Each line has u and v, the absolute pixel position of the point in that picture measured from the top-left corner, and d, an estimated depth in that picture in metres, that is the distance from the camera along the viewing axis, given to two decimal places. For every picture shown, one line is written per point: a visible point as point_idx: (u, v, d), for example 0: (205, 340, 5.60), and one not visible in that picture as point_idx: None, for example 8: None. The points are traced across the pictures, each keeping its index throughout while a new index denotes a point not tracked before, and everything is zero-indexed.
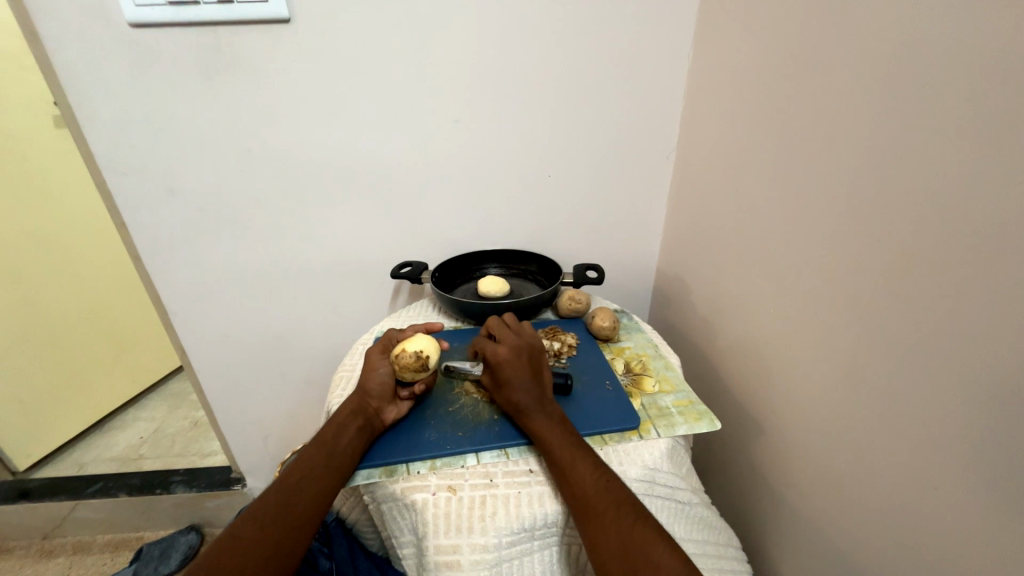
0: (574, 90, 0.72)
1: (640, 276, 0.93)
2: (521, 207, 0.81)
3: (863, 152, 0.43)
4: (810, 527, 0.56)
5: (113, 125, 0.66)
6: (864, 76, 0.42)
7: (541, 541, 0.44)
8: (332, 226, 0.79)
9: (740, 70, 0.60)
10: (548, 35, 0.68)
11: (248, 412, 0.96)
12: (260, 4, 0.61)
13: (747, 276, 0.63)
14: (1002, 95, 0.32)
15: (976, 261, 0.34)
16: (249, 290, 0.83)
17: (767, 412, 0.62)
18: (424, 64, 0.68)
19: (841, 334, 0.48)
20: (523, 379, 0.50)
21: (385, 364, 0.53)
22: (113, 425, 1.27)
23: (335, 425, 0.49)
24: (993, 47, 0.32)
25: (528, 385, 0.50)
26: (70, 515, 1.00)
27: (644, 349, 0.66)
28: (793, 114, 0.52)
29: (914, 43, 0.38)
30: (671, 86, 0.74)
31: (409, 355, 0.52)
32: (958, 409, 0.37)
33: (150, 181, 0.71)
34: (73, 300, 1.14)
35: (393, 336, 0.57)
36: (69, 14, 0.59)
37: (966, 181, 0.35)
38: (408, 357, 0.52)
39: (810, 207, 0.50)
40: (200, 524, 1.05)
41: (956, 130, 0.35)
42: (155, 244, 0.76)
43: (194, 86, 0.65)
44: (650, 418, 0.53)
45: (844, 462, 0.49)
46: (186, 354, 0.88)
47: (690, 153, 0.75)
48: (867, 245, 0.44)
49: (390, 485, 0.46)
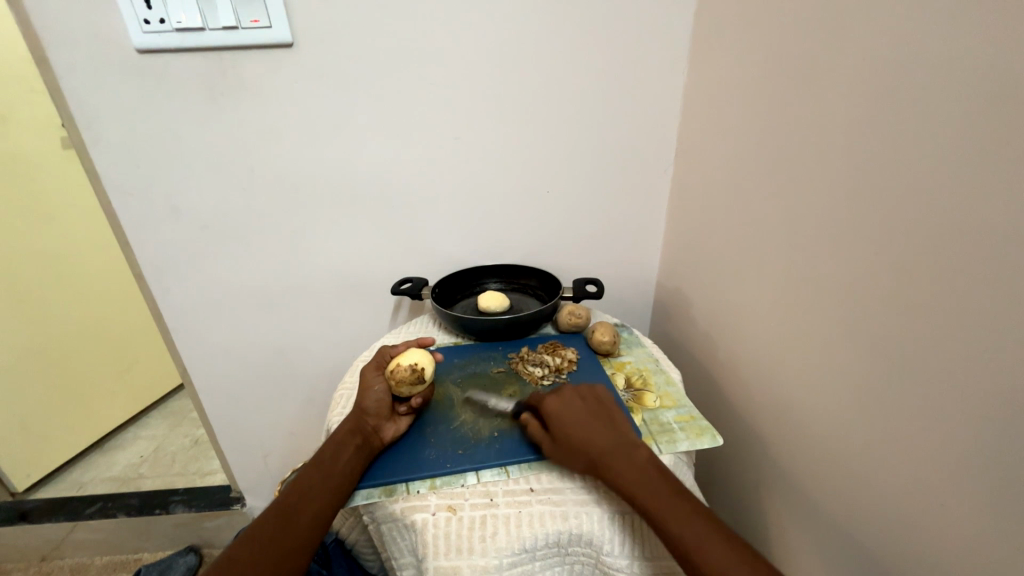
0: (572, 108, 0.73)
1: (640, 289, 0.93)
2: (519, 222, 0.82)
3: (858, 165, 0.44)
4: (813, 543, 0.55)
5: (120, 146, 0.68)
6: (860, 90, 0.43)
7: (542, 563, 0.43)
8: (333, 244, 0.80)
9: (736, 87, 0.62)
10: (546, 56, 0.69)
11: (249, 430, 0.96)
12: (266, 30, 0.63)
13: (747, 290, 0.63)
14: (995, 112, 0.32)
15: (976, 270, 0.34)
16: (250, 308, 0.83)
17: (769, 426, 0.61)
18: (424, 84, 0.69)
19: (843, 349, 0.48)
20: (587, 425, 0.47)
21: (379, 381, 0.54)
22: (114, 444, 1.26)
23: (334, 444, 0.49)
24: (984, 65, 0.33)
25: (599, 430, 0.47)
26: (69, 536, 0.99)
27: (645, 364, 0.66)
28: (789, 131, 0.52)
29: (908, 59, 0.38)
30: (668, 103, 0.75)
31: (404, 369, 0.53)
32: (964, 423, 0.36)
33: (155, 201, 0.72)
34: (77, 318, 1.15)
35: (388, 352, 0.58)
36: (81, 41, 0.61)
37: (962, 193, 0.35)
38: (403, 371, 0.53)
39: (808, 219, 0.51)
40: (199, 545, 1.04)
41: (951, 142, 0.35)
42: (158, 262, 0.77)
43: (200, 108, 0.67)
44: (652, 434, 0.53)
45: (847, 476, 0.48)
46: (187, 372, 0.88)
47: (688, 167, 0.76)
48: (865, 256, 0.44)
49: (389, 505, 0.46)
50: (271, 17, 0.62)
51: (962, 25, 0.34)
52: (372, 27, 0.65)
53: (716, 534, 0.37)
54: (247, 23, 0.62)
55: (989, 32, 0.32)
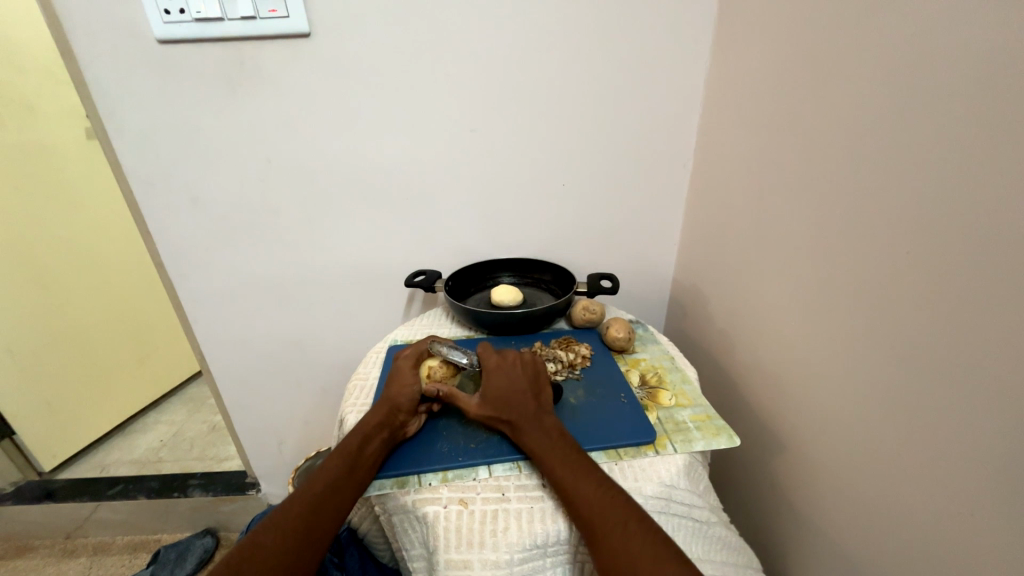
0: (592, 99, 0.72)
1: (655, 286, 0.92)
2: (534, 216, 0.81)
3: (880, 162, 0.42)
4: (833, 548, 0.53)
5: (141, 137, 0.69)
6: (884, 78, 0.41)
7: (552, 559, 0.43)
8: (349, 237, 0.80)
9: (757, 79, 0.59)
10: (567, 46, 0.68)
11: (265, 418, 0.97)
12: (283, 20, 0.62)
13: (763, 289, 0.61)
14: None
15: (1006, 269, 0.33)
16: (266, 298, 0.84)
17: (784, 427, 0.60)
18: (441, 75, 0.68)
19: (862, 353, 0.46)
20: (513, 392, 0.50)
21: (416, 380, 0.54)
22: (136, 428, 1.30)
23: (360, 434, 0.48)
24: (1015, 55, 0.31)
25: (525, 400, 0.49)
26: (92, 516, 1.02)
27: (660, 361, 0.65)
28: (810, 126, 0.50)
29: (936, 44, 0.36)
30: (687, 95, 0.73)
31: (441, 368, 0.56)
32: (991, 433, 0.35)
33: (174, 190, 0.73)
34: (101, 305, 1.18)
35: (422, 348, 0.58)
36: (102, 32, 0.62)
37: (988, 192, 0.33)
38: (440, 369, 0.56)
39: (827, 214, 0.49)
40: (215, 528, 1.06)
41: (980, 133, 0.33)
42: (177, 252, 0.78)
43: (217, 98, 0.67)
44: (667, 433, 0.52)
45: (867, 480, 0.47)
46: (205, 359, 0.89)
47: (707, 162, 0.74)
48: (884, 256, 0.42)
49: (402, 497, 0.46)
50: (289, 6, 0.62)
51: (992, 15, 0.32)
52: (390, 17, 0.64)
53: (595, 485, 0.41)
54: (264, 13, 0.62)
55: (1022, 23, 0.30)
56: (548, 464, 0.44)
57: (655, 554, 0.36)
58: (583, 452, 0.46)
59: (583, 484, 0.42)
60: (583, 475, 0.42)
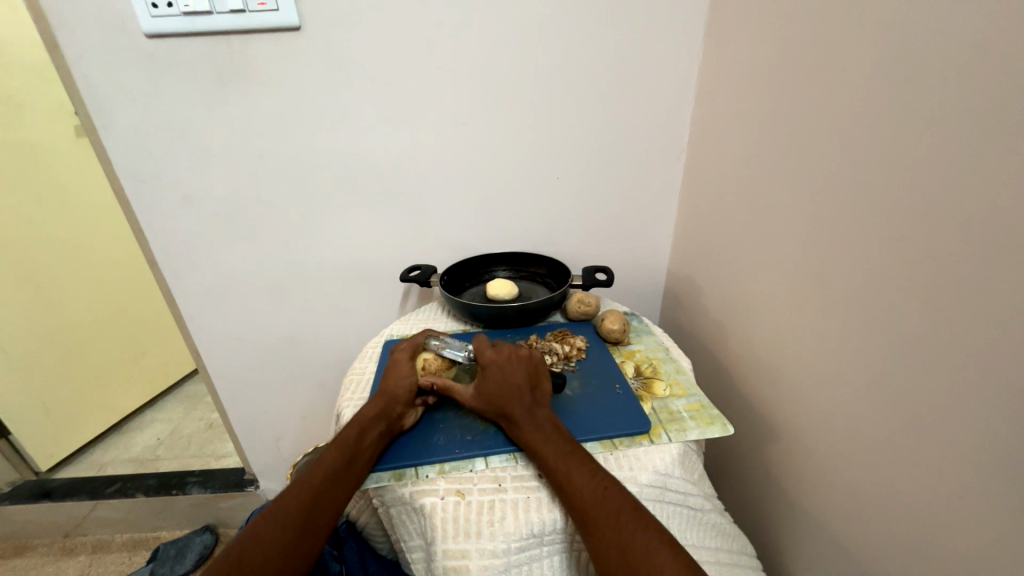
0: (585, 92, 0.72)
1: (650, 279, 0.92)
2: (529, 209, 0.81)
3: (871, 154, 0.42)
4: (825, 533, 0.54)
5: (131, 133, 0.68)
6: (877, 67, 0.41)
7: (549, 547, 0.43)
8: (343, 232, 0.80)
9: (750, 71, 0.59)
10: (559, 38, 0.68)
11: (262, 414, 0.97)
12: (272, 13, 0.62)
13: (757, 281, 0.62)
14: (1013, 98, 0.31)
15: (995, 258, 0.33)
16: (262, 294, 0.84)
17: (778, 415, 0.60)
18: (433, 69, 0.68)
19: (853, 342, 0.47)
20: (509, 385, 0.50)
21: (412, 372, 0.54)
22: (132, 426, 1.30)
23: (357, 427, 0.48)
24: (1004, 46, 0.31)
25: (521, 393, 0.49)
26: (91, 514, 1.02)
27: (655, 352, 0.65)
28: (802, 117, 0.51)
29: (928, 34, 0.36)
30: (681, 86, 0.73)
31: (436, 360, 0.56)
32: (979, 418, 0.35)
33: (166, 188, 0.73)
34: (94, 304, 1.18)
35: (418, 341, 0.58)
36: (88, 26, 0.61)
37: (978, 181, 0.34)
38: (435, 362, 0.56)
39: (819, 205, 0.49)
40: (215, 525, 1.07)
41: (970, 123, 0.34)
42: (170, 249, 0.78)
43: (208, 93, 0.67)
44: (662, 423, 0.52)
45: (859, 467, 0.48)
46: (200, 357, 0.89)
47: (700, 154, 0.74)
48: (876, 247, 0.43)
49: (400, 489, 0.46)
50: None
51: (981, 7, 0.32)
52: (380, 10, 0.64)
53: (591, 476, 0.42)
54: (254, 6, 0.61)
55: (1011, 14, 0.31)
56: (544, 456, 0.44)
57: (649, 544, 0.37)
58: (579, 445, 0.46)
59: (579, 475, 0.42)
60: (579, 466, 0.43)
